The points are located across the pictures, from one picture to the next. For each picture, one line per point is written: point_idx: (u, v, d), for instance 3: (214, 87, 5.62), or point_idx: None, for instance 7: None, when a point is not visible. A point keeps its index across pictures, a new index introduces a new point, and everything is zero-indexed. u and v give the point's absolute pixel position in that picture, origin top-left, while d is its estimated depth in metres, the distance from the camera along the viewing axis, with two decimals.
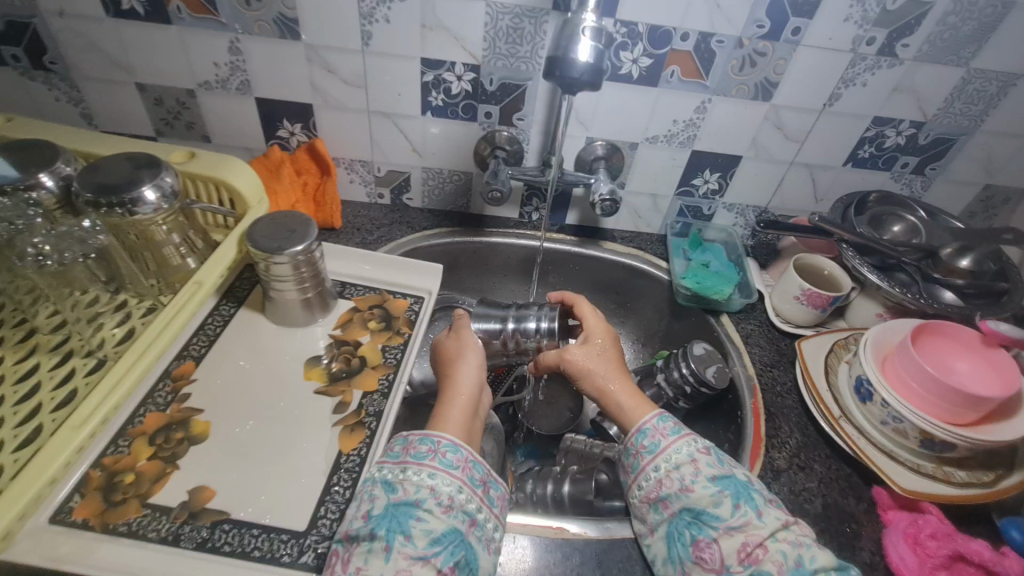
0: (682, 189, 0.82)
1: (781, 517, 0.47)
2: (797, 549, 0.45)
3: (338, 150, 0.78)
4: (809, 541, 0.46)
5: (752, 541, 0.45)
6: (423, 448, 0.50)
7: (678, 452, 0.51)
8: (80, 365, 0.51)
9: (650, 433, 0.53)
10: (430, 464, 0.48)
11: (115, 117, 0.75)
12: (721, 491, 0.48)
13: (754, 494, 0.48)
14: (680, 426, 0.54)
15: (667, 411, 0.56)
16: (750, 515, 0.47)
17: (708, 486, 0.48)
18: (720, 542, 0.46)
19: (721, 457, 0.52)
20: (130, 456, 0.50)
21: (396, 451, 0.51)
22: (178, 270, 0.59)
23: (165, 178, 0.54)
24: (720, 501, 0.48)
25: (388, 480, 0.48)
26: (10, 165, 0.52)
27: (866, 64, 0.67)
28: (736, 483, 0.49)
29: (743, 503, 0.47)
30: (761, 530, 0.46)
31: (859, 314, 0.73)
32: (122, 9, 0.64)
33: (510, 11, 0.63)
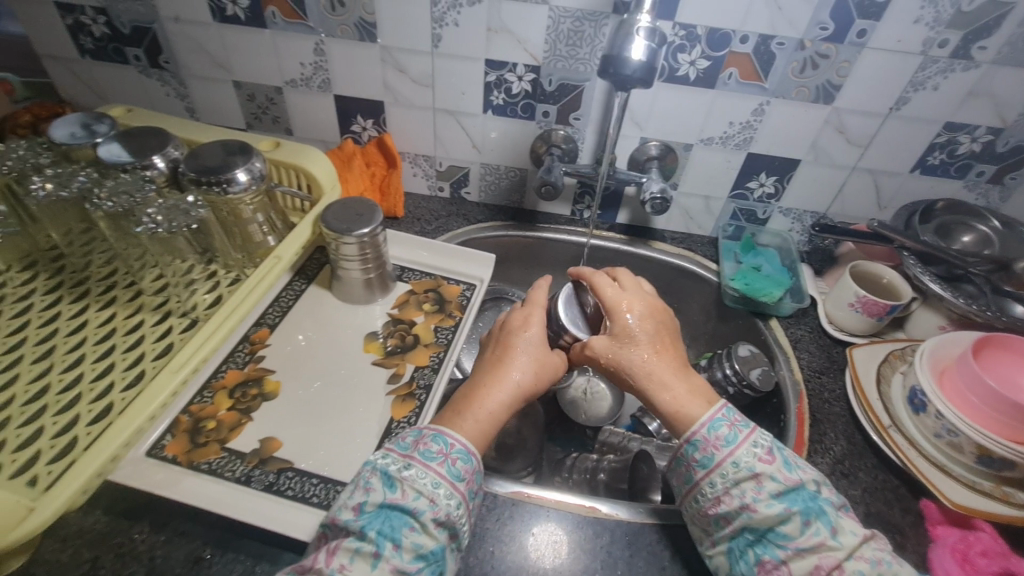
0: (736, 192, 0.82)
1: (857, 530, 0.43)
2: (876, 569, 0.41)
3: (404, 145, 0.83)
4: (887, 558, 0.42)
5: (826, 564, 0.41)
6: (434, 447, 0.45)
7: (737, 465, 0.46)
8: (176, 324, 0.59)
9: (702, 446, 0.47)
10: (436, 469, 0.44)
11: (213, 111, 0.84)
12: (789, 509, 0.43)
13: (827, 510, 0.44)
14: (738, 430, 0.47)
15: (723, 412, 0.49)
16: (824, 536, 0.42)
17: (774, 505, 0.44)
18: (790, 565, 0.42)
19: (787, 458, 0.47)
20: (213, 405, 0.57)
21: (407, 442, 0.47)
22: (259, 246, 0.67)
23: (255, 163, 0.61)
24: (789, 520, 0.43)
25: (388, 472, 0.44)
26: (127, 152, 0.60)
27: (937, 67, 0.65)
28: (805, 499, 0.44)
29: (814, 521, 0.43)
30: (836, 552, 0.42)
31: (920, 326, 0.71)
32: (227, 15, 0.72)
33: (571, 14, 0.66)
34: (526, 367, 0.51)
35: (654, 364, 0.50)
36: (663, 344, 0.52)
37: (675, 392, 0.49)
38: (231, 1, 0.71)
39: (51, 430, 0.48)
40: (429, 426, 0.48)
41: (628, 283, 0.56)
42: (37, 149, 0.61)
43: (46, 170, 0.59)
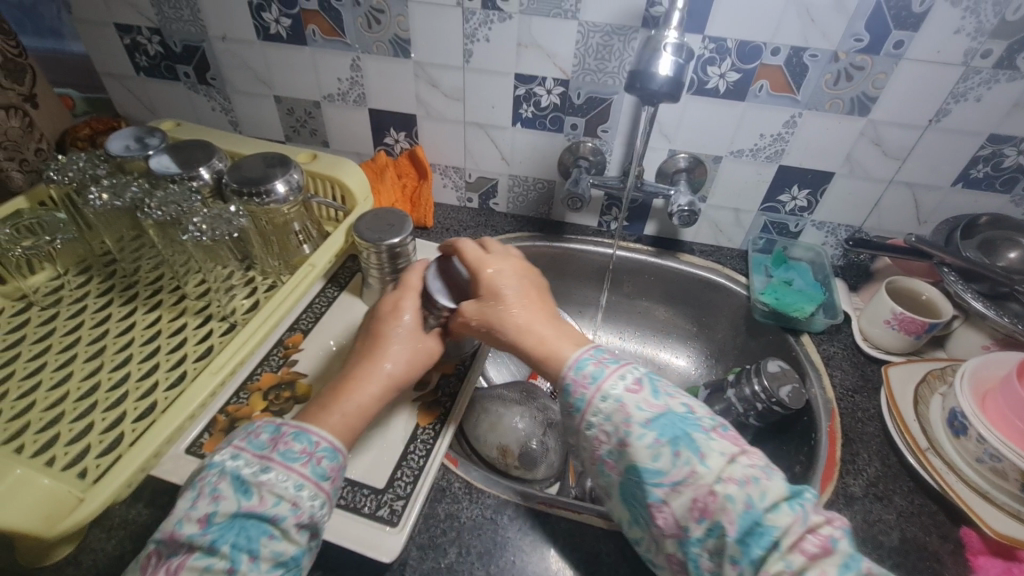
0: (767, 205, 0.81)
1: (726, 451, 0.41)
2: (744, 490, 0.39)
3: (435, 157, 0.85)
4: (757, 475, 0.40)
5: (700, 493, 0.40)
6: (296, 446, 0.43)
7: (606, 399, 0.45)
8: (217, 327, 0.62)
9: (574, 390, 0.47)
10: (298, 470, 0.42)
11: (255, 124, 0.88)
12: (659, 440, 0.42)
13: (696, 434, 0.42)
14: (603, 366, 0.47)
15: (590, 352, 0.49)
16: (693, 464, 0.41)
17: (644, 437, 0.43)
18: (670, 503, 0.41)
19: (654, 387, 0.46)
20: (248, 406, 0.57)
21: (262, 440, 0.43)
22: (295, 255, 0.70)
23: (293, 174, 0.64)
24: (659, 454, 0.42)
25: (241, 476, 0.41)
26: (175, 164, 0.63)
27: (980, 77, 0.63)
28: (670, 426, 0.43)
29: (682, 450, 0.41)
30: (704, 479, 0.40)
31: (962, 346, 0.68)
32: (270, 33, 0.76)
33: (600, 29, 0.67)
34: (399, 347, 0.54)
35: (534, 319, 0.52)
36: (539, 301, 0.54)
37: (552, 341, 0.50)
38: (275, 21, 0.74)
39: (99, 426, 0.51)
40: (289, 423, 0.45)
41: (496, 251, 0.59)
42: (95, 161, 0.65)
43: (102, 181, 0.63)
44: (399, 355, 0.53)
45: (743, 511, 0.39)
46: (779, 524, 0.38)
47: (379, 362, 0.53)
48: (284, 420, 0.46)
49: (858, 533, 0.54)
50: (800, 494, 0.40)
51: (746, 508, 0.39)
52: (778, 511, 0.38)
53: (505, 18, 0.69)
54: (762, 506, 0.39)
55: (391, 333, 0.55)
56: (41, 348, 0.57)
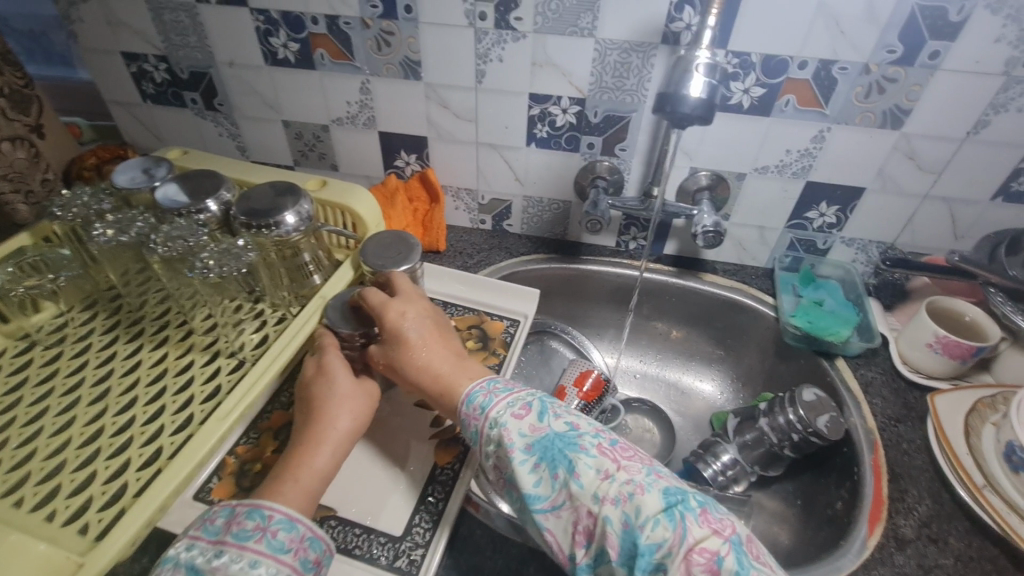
0: (793, 222, 0.77)
1: (601, 467, 0.42)
2: (619, 509, 0.40)
3: (446, 180, 0.83)
4: (632, 488, 0.41)
5: (581, 515, 0.42)
6: (250, 524, 0.42)
7: (493, 427, 0.47)
8: (225, 365, 0.59)
9: (468, 422, 0.49)
10: (253, 547, 0.41)
11: (263, 150, 0.86)
12: (539, 466, 0.44)
13: (576, 452, 0.44)
14: (492, 396, 0.49)
15: (481, 383, 0.51)
16: (569, 486, 0.42)
17: (525, 462, 0.45)
18: (558, 527, 0.43)
19: (542, 408, 0.47)
20: (259, 447, 0.56)
21: (216, 524, 0.43)
22: (305, 287, 0.67)
23: (304, 205, 0.62)
24: (540, 480, 0.44)
25: (196, 564, 0.40)
26: (184, 193, 0.61)
27: (1022, 87, 0.60)
28: (548, 448, 0.44)
29: (559, 472, 0.43)
30: (582, 500, 0.41)
31: (1011, 370, 0.64)
32: (278, 58, 0.74)
33: (618, 46, 0.65)
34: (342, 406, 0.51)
35: (431, 356, 0.53)
36: (438, 331, 0.56)
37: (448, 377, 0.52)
38: (283, 45, 0.73)
39: (103, 476, 0.49)
40: (242, 502, 0.44)
41: (402, 289, 0.58)
42: (100, 195, 0.64)
43: (107, 216, 0.61)
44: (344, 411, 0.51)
45: (622, 531, 0.39)
46: (657, 540, 0.38)
47: (323, 424, 0.50)
48: (238, 500, 0.45)
49: None
50: (669, 505, 0.40)
51: (625, 527, 0.40)
52: (655, 526, 0.39)
53: (519, 37, 0.66)
54: (638, 523, 0.39)
55: (335, 390, 0.52)
56: (44, 391, 0.55)
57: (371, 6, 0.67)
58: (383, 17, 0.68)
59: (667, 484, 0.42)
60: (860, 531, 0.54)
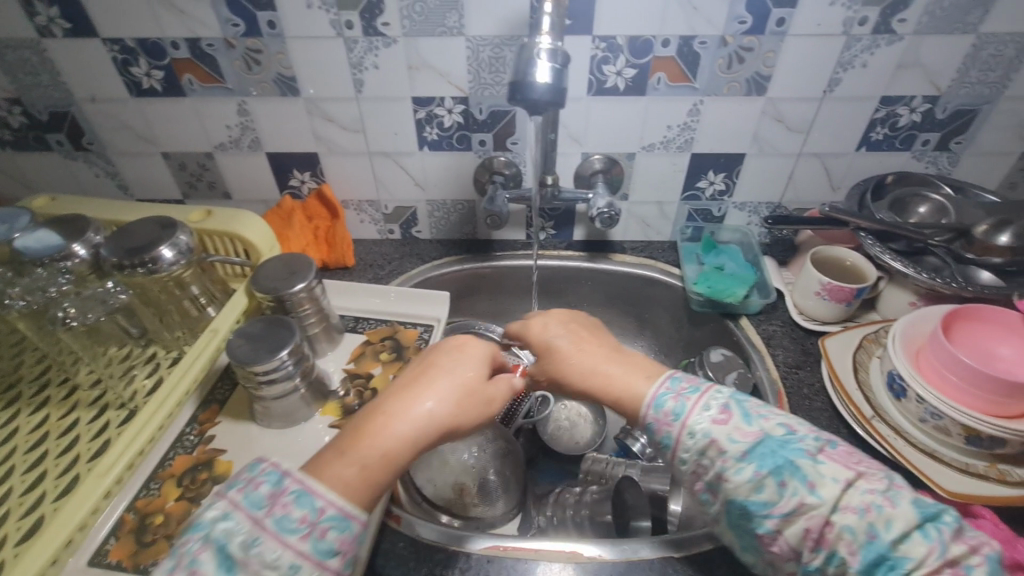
0: (687, 194, 0.80)
1: (840, 476, 0.39)
2: (864, 519, 0.37)
3: (346, 194, 0.82)
4: (880, 500, 0.37)
5: (814, 525, 0.38)
6: (295, 514, 0.37)
7: (694, 435, 0.43)
8: (114, 417, 0.56)
9: (659, 425, 0.45)
10: (296, 546, 0.36)
11: (147, 186, 0.82)
12: (759, 472, 0.40)
13: (801, 457, 0.40)
14: (684, 400, 0.45)
15: (666, 384, 0.46)
16: (802, 495, 0.38)
17: (742, 470, 0.40)
18: (783, 534, 0.39)
19: (744, 411, 0.43)
20: (160, 497, 0.53)
21: (260, 496, 0.37)
22: (199, 319, 0.64)
23: (181, 236, 0.59)
24: (762, 486, 0.39)
25: (222, 546, 0.35)
26: (56, 234, 0.57)
27: (862, 44, 0.64)
28: (767, 454, 0.40)
29: (788, 480, 0.39)
30: (819, 510, 0.38)
31: (891, 305, 0.69)
32: (143, 88, 0.71)
33: (489, 42, 0.65)
34: (456, 380, 0.46)
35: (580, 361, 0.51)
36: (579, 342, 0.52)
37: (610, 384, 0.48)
38: (146, 74, 0.69)
39: None
40: (292, 473, 0.39)
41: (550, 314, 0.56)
42: None
43: None
44: (468, 389, 0.46)
45: (867, 543, 0.36)
46: (912, 554, 0.36)
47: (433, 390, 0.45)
48: (288, 467, 0.39)
49: None
50: (938, 517, 0.37)
51: (868, 538, 0.37)
52: (908, 540, 0.36)
53: (390, 42, 0.66)
54: (889, 537, 0.36)
55: (444, 364, 0.47)
56: None
57: (232, 25, 0.65)
58: (247, 36, 0.66)
59: (913, 495, 0.38)
60: None
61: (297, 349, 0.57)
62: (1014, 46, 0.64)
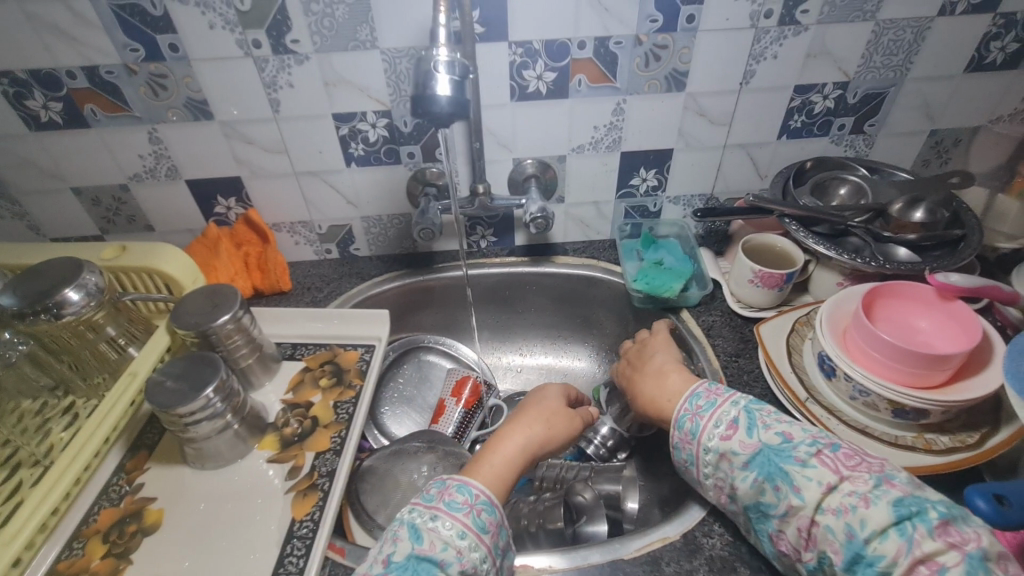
0: (622, 192, 0.81)
1: (823, 480, 0.44)
2: (842, 519, 0.42)
3: (276, 217, 0.79)
4: (858, 500, 0.42)
5: (803, 523, 0.44)
6: (459, 497, 0.47)
7: (708, 451, 0.50)
8: (27, 476, 0.52)
9: (682, 445, 0.52)
10: (463, 520, 0.46)
11: (60, 224, 0.77)
12: (758, 480, 0.46)
13: (788, 462, 0.46)
14: (698, 419, 0.51)
15: (685, 406, 0.53)
16: (790, 498, 0.45)
17: (746, 478, 0.47)
18: (784, 532, 0.45)
19: (750, 423, 0.49)
20: (85, 557, 0.50)
21: (432, 493, 0.49)
22: (119, 362, 0.61)
23: (88, 276, 0.56)
24: (762, 491, 0.46)
25: (415, 524, 0.46)
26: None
27: (770, 36, 0.66)
28: (765, 463, 0.46)
29: (780, 485, 0.45)
30: (804, 511, 0.44)
31: (821, 287, 0.70)
32: (42, 122, 0.66)
33: (405, 53, 0.64)
34: (540, 411, 0.57)
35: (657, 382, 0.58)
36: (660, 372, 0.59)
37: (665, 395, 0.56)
38: (43, 107, 0.65)
39: None
40: (451, 476, 0.50)
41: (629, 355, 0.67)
42: None
43: None
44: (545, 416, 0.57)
45: (846, 541, 0.41)
46: (885, 552, 0.40)
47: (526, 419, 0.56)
48: (447, 474, 0.51)
49: None
50: (917, 515, 0.40)
51: (847, 537, 0.41)
52: (885, 538, 0.40)
53: (302, 59, 0.64)
54: (864, 535, 0.41)
55: (541, 399, 0.59)
56: None
57: (131, 51, 0.62)
58: (148, 60, 0.63)
59: (901, 495, 0.41)
60: None
61: (224, 385, 0.55)
62: (911, 31, 0.67)
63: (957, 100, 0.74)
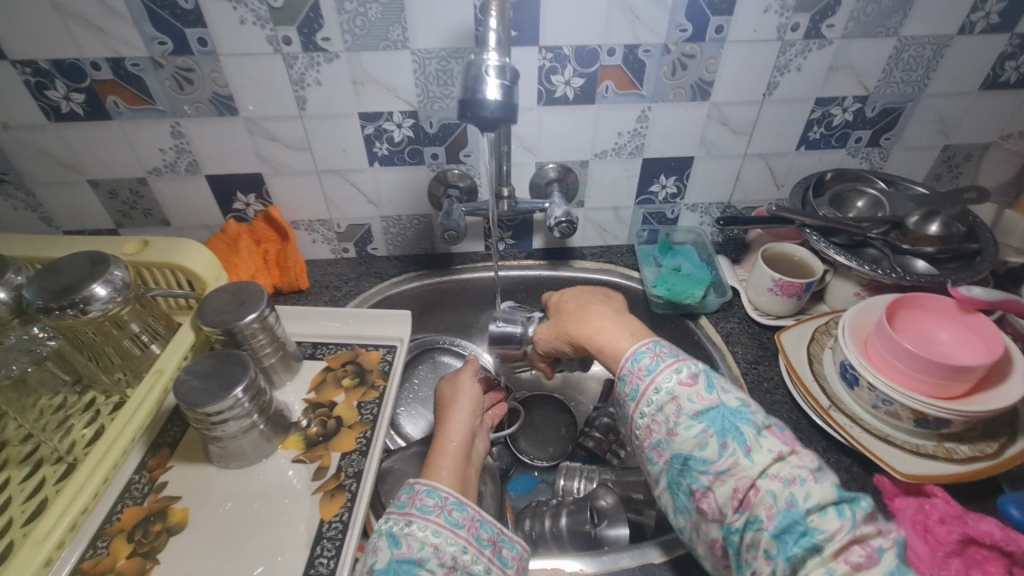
0: (641, 198, 0.82)
1: (775, 448, 0.41)
2: (789, 488, 0.39)
3: (295, 214, 0.78)
4: (806, 473, 0.39)
5: (742, 485, 0.40)
6: (430, 501, 0.50)
7: (659, 392, 0.46)
8: (50, 473, 0.52)
9: (630, 379, 0.48)
10: (435, 519, 0.48)
11: (75, 217, 0.76)
12: (706, 431, 0.43)
13: (744, 426, 0.42)
14: (660, 359, 0.47)
15: (647, 345, 0.49)
16: (738, 456, 0.41)
17: (692, 427, 0.43)
18: (713, 491, 0.41)
19: (710, 380, 0.46)
20: (109, 557, 0.49)
21: (403, 501, 0.51)
22: (143, 359, 0.60)
23: (115, 272, 0.55)
24: (706, 444, 0.42)
25: (392, 532, 0.47)
26: None
27: (795, 49, 0.67)
28: (720, 418, 0.43)
29: (730, 442, 0.42)
30: (749, 472, 0.40)
31: (838, 296, 0.72)
32: (63, 113, 0.65)
33: (436, 55, 0.64)
34: (462, 412, 0.63)
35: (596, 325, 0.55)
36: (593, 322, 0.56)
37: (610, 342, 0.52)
38: (65, 98, 0.64)
39: None
40: (420, 482, 0.52)
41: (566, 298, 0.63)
42: None
43: None
44: (470, 417, 0.63)
45: (786, 508, 0.38)
46: (825, 527, 0.37)
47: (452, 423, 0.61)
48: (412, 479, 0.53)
49: None
50: (854, 501, 0.39)
51: (787, 506, 0.38)
52: (824, 514, 0.38)
53: (332, 57, 0.64)
54: (807, 506, 0.38)
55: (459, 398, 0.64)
56: None
57: (159, 44, 0.61)
58: (176, 54, 0.62)
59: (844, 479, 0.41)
60: None
61: (252, 384, 0.54)
62: (931, 48, 0.68)
63: (971, 116, 0.76)
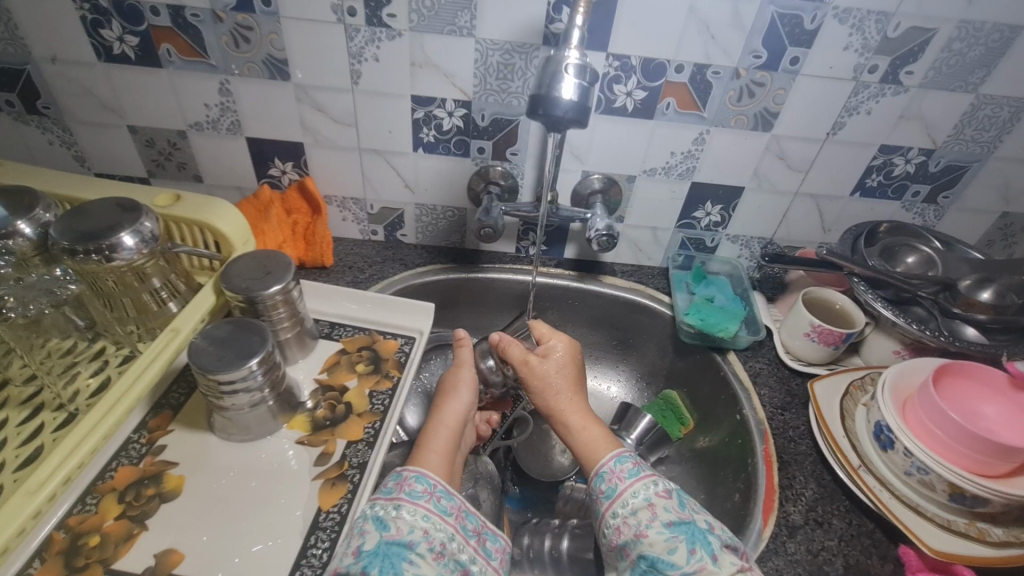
0: (683, 222, 0.79)
1: (737, 560, 0.46)
2: None
3: (330, 189, 0.77)
4: None
5: None
6: (419, 487, 0.48)
7: (636, 496, 0.50)
8: (49, 420, 0.51)
9: (608, 477, 0.52)
10: (424, 505, 0.47)
11: (107, 160, 0.75)
12: (675, 537, 0.46)
13: (711, 538, 0.47)
14: (639, 467, 0.52)
15: (610, 464, 0.53)
16: (705, 562, 0.45)
17: (661, 534, 0.47)
18: None
19: (681, 500, 0.50)
20: (97, 515, 0.47)
21: (390, 486, 0.49)
22: (158, 316, 0.59)
23: (145, 222, 0.53)
24: (675, 548, 0.46)
25: (379, 516, 0.46)
26: None
27: (869, 91, 0.65)
28: (690, 528, 0.47)
29: (698, 548, 0.46)
30: None
31: (874, 351, 0.70)
32: (114, 54, 0.64)
33: (500, 47, 0.62)
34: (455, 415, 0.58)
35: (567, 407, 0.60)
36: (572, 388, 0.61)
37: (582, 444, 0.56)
38: (118, 39, 0.63)
39: None
40: (407, 468, 0.50)
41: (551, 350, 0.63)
42: None
43: None
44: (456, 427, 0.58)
45: None
46: None
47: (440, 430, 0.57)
48: (400, 467, 0.51)
49: (804, 567, 0.52)
50: None
51: None
52: None
53: (394, 35, 0.62)
54: None
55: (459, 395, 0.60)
56: None
57: None
58: (237, 10, 0.61)
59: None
60: (755, 526, 0.55)
61: (268, 358, 0.52)
62: (1009, 110, 0.66)
63: None
